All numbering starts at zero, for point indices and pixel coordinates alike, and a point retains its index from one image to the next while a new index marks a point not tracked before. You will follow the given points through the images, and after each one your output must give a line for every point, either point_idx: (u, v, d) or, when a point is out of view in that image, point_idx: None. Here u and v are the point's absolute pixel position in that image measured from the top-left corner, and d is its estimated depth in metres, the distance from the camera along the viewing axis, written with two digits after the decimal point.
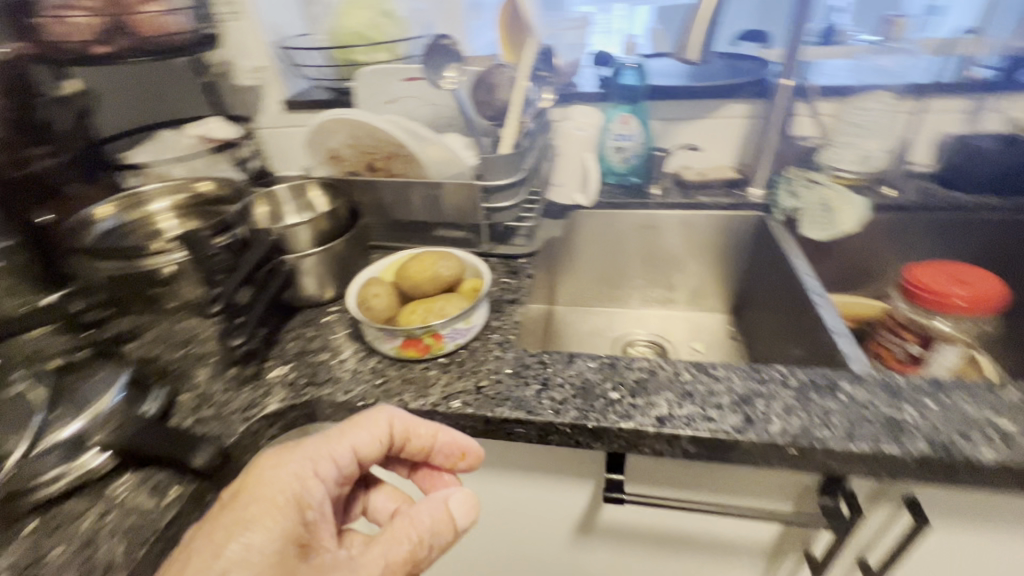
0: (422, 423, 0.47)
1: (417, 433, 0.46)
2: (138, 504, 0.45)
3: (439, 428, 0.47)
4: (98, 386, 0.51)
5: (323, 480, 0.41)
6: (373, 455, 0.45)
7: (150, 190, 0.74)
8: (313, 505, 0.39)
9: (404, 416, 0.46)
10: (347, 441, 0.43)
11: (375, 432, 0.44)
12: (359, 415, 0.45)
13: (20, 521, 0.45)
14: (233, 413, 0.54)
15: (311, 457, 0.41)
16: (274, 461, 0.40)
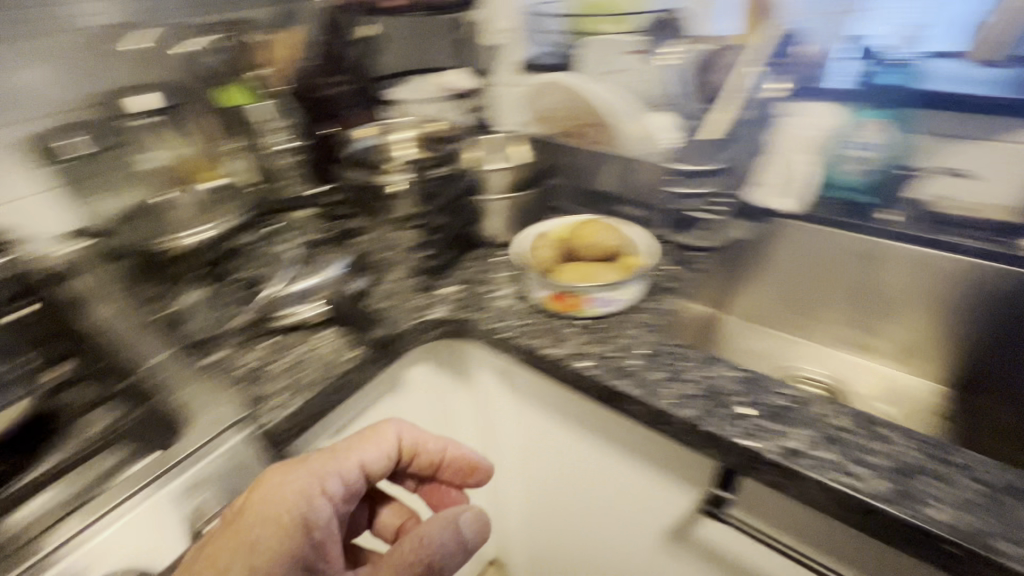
0: (431, 437, 0.52)
1: (427, 448, 0.51)
2: (330, 352, 0.60)
3: (446, 443, 0.53)
4: (326, 263, 0.69)
5: (330, 497, 0.42)
6: (382, 469, 0.47)
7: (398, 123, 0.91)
8: (320, 525, 0.40)
9: (412, 430, 0.50)
10: (356, 457, 0.45)
11: (385, 446, 0.47)
12: (369, 430, 0.47)
13: (263, 336, 0.63)
14: (407, 311, 0.66)
15: (318, 474, 0.42)
16: (279, 480, 0.41)
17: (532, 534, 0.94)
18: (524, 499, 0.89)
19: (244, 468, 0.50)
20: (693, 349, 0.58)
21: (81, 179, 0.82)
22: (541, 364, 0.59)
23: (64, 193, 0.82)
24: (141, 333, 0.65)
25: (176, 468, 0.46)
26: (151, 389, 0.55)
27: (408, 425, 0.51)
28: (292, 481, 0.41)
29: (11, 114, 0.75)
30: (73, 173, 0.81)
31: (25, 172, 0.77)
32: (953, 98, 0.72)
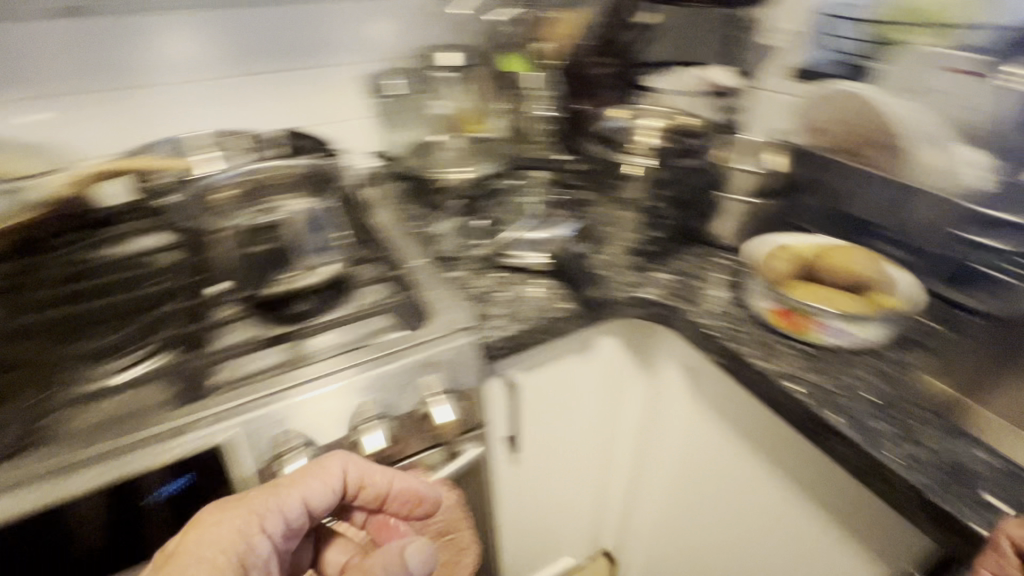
0: (378, 469, 0.50)
1: (373, 482, 0.50)
2: (547, 299, 0.67)
3: (393, 475, 0.52)
4: (559, 223, 0.76)
5: (270, 536, 0.42)
6: (326, 503, 0.47)
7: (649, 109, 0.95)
8: (258, 563, 0.41)
9: (358, 463, 0.50)
10: (298, 493, 0.45)
11: (328, 481, 0.47)
12: (311, 466, 0.47)
13: (494, 269, 0.73)
14: (620, 283, 0.69)
15: (257, 513, 0.42)
16: (213, 518, 0.41)
17: (658, 541, 0.93)
18: (662, 505, 0.88)
19: (464, 367, 0.59)
20: (937, 418, 0.50)
21: (388, 112, 1.02)
22: (745, 373, 0.57)
23: (375, 121, 1.04)
24: (405, 238, 0.78)
25: (421, 347, 0.57)
26: (411, 281, 0.68)
27: (356, 459, 0.50)
28: (227, 519, 0.41)
29: (362, 55, 0.98)
30: (385, 107, 1.02)
31: (357, 101, 1.00)
32: None
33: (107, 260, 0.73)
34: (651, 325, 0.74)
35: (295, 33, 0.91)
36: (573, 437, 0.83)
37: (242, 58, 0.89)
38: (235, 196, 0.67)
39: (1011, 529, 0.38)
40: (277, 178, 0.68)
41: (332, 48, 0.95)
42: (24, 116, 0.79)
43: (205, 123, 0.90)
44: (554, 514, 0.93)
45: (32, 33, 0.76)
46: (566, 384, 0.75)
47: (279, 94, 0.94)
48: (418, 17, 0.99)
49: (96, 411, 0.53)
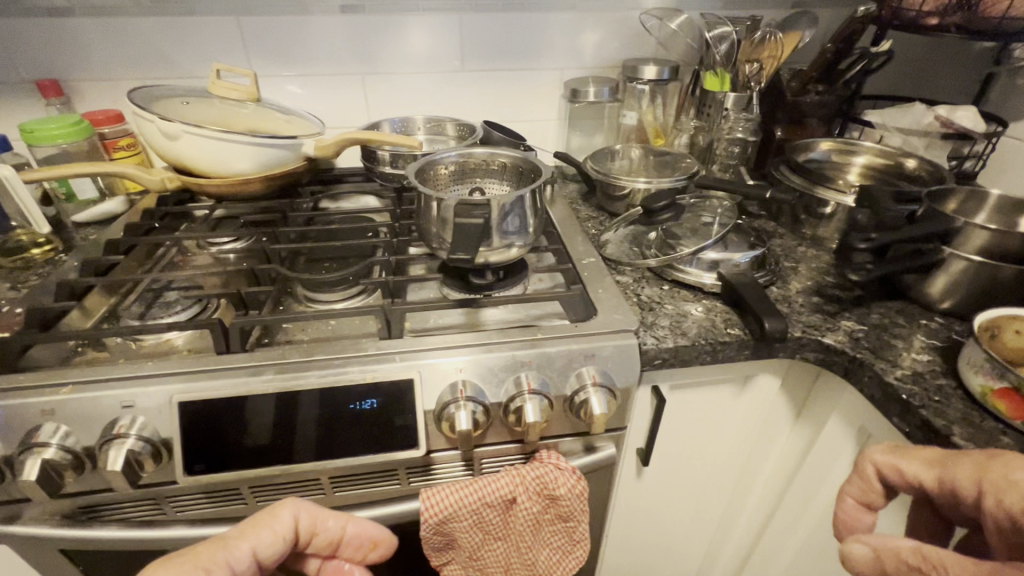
0: (330, 515, 0.54)
1: (322, 527, 0.53)
2: (714, 321, 0.66)
3: (345, 521, 0.55)
4: (738, 246, 0.74)
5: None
6: (276, 551, 0.49)
7: (865, 146, 0.88)
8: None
9: (308, 509, 0.52)
10: (248, 545, 0.47)
11: (281, 529, 0.49)
12: (260, 516, 0.49)
13: (662, 281, 0.74)
14: (799, 321, 0.64)
15: (205, 565, 0.44)
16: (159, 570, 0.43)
17: None
18: (790, 573, 0.80)
19: (624, 365, 0.61)
20: None
21: (579, 117, 1.08)
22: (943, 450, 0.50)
23: (564, 124, 1.10)
24: (578, 235, 0.82)
25: (586, 338, 0.61)
26: (582, 276, 0.71)
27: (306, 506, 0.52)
28: (179, 568, 0.43)
29: (568, 62, 1.04)
30: (577, 112, 1.08)
31: (553, 104, 1.08)
32: None
33: (336, 211, 0.89)
34: (822, 371, 0.68)
35: (517, 38, 1.01)
36: (704, 469, 0.79)
37: (468, 56, 1.01)
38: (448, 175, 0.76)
39: (875, 455, 0.46)
40: (485, 164, 0.77)
41: (545, 55, 1.03)
42: (301, 87, 0.99)
43: (426, 109, 1.05)
44: (662, 544, 0.90)
45: (322, 23, 0.94)
46: (712, 412, 0.73)
47: (489, 90, 1.05)
48: (629, 31, 1.03)
49: (322, 327, 0.66)
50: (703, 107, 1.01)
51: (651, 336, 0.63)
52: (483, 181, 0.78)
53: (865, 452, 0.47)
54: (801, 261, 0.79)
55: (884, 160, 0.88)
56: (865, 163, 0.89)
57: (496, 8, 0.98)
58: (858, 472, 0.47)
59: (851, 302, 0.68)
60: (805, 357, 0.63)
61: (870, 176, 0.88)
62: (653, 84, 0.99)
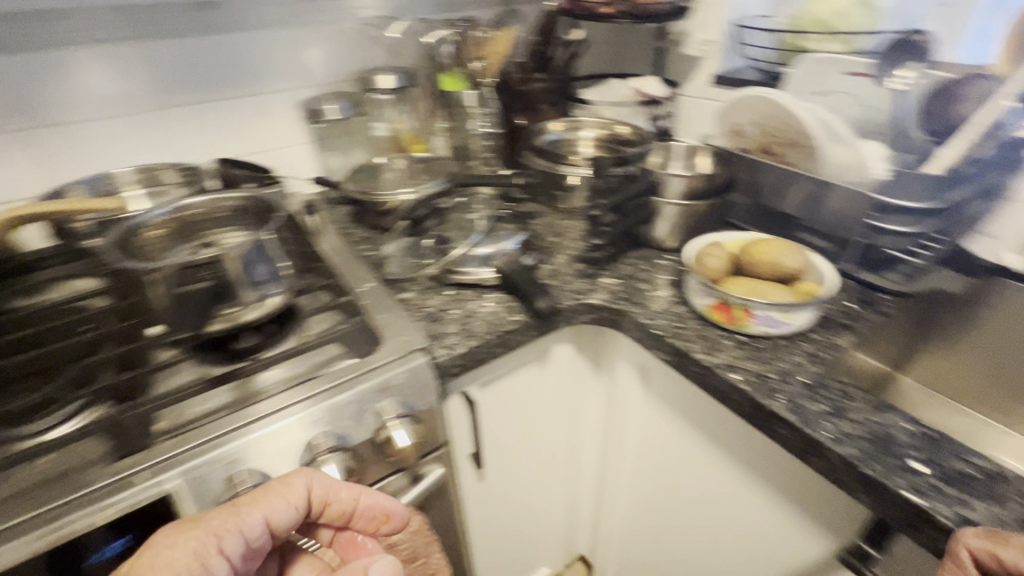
0: (343, 486, 0.50)
1: (337, 498, 0.50)
2: (498, 312, 0.67)
3: (360, 491, 0.51)
4: (506, 234, 0.76)
5: (229, 556, 0.42)
6: (286, 524, 0.46)
7: (587, 122, 1.01)
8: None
9: (323, 479, 0.49)
10: (260, 513, 0.45)
11: (293, 500, 0.46)
12: (272, 485, 0.46)
13: (446, 287, 0.73)
14: (569, 291, 0.70)
15: (218, 532, 0.42)
16: (173, 538, 0.41)
17: (630, 542, 0.94)
18: (630, 503, 0.89)
19: (420, 386, 0.59)
20: (862, 393, 0.53)
21: (329, 136, 1.02)
22: (690, 366, 0.59)
23: (316, 146, 1.03)
24: (353, 262, 0.77)
25: (371, 372, 0.57)
26: (363, 306, 0.67)
27: (321, 477, 0.49)
28: (188, 538, 0.41)
29: (298, 81, 0.97)
30: (323, 131, 1.01)
31: (296, 126, 0.99)
32: None
33: (30, 310, 0.68)
34: (600, 329, 0.76)
35: (227, 61, 0.89)
36: (539, 443, 0.83)
37: (168, 89, 0.86)
38: (168, 235, 0.65)
39: (968, 540, 0.37)
40: (212, 212, 0.67)
41: (267, 77, 0.94)
42: None
43: (135, 157, 0.87)
44: (527, 520, 0.93)
45: None
46: (525, 394, 0.76)
47: (213, 124, 0.92)
48: (356, 42, 1.00)
49: (27, 473, 0.49)
50: (449, 107, 1.03)
51: (440, 347, 0.62)
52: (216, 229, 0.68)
53: (959, 535, 0.38)
54: (564, 234, 0.87)
55: (604, 131, 1.01)
56: (592, 136, 1.01)
57: (192, 33, 0.85)
58: (947, 558, 0.38)
59: (606, 260, 0.77)
60: (582, 321, 0.70)
61: (599, 146, 1.00)
62: (393, 91, 0.97)
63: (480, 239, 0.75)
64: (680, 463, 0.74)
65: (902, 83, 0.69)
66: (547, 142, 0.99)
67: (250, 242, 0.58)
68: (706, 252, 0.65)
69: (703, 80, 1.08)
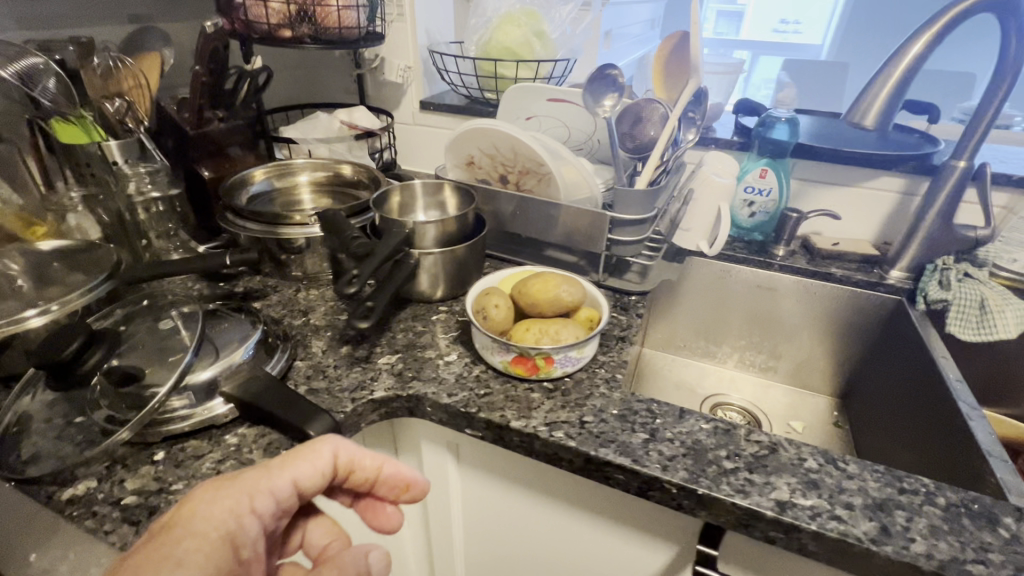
0: (368, 453, 0.43)
1: (361, 466, 0.43)
2: (251, 459, 0.47)
3: (382, 459, 0.45)
4: (231, 340, 0.55)
5: (262, 516, 0.37)
6: (315, 489, 0.40)
7: (298, 164, 0.83)
8: (248, 545, 0.35)
9: (348, 445, 0.43)
10: (288, 475, 0.39)
11: (320, 466, 0.40)
12: (304, 444, 0.40)
13: (151, 448, 0.48)
14: (343, 392, 0.55)
15: (250, 491, 0.36)
16: (209, 496, 0.35)
17: None
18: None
19: None
20: (661, 404, 0.55)
21: None
22: (509, 437, 0.53)
23: None
24: None
25: None
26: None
27: (348, 443, 0.43)
28: (222, 497, 0.35)
29: None
30: None
31: None
32: (818, 151, 0.84)
33: None
34: (389, 420, 0.65)
35: None
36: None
37: None
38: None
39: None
40: None
41: None
42: None
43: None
44: None
45: None
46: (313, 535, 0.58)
47: None
48: None
49: None
50: (80, 168, 0.71)
51: None
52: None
53: None
54: (311, 311, 0.69)
55: (324, 172, 0.85)
56: (310, 181, 0.84)
57: None
58: None
59: (374, 333, 0.64)
60: (371, 421, 0.56)
61: (321, 190, 0.84)
62: None
63: (192, 360, 0.52)
64: (512, 520, 0.67)
65: (608, 113, 0.71)
66: (255, 196, 0.78)
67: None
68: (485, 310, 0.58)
69: (411, 107, 1.08)
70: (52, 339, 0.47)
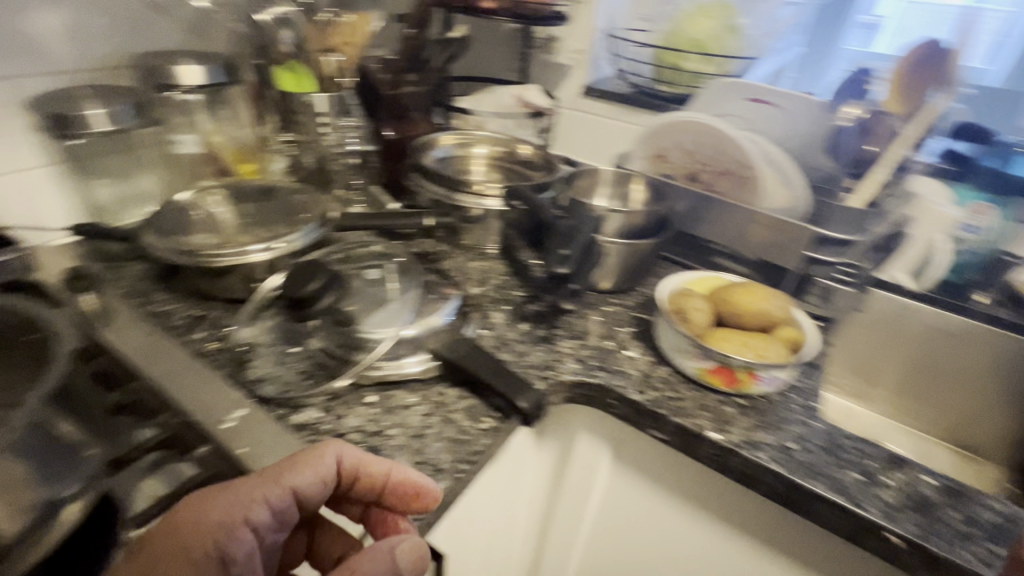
0: (373, 458, 0.39)
1: (367, 473, 0.39)
2: (457, 419, 0.49)
3: (393, 464, 0.40)
4: (434, 301, 0.57)
5: (255, 528, 0.35)
6: (315, 498, 0.38)
7: (478, 136, 0.85)
8: (239, 560, 0.33)
9: (353, 449, 0.39)
10: (282, 482, 0.36)
11: (320, 473, 0.37)
12: (304, 449, 0.38)
13: (363, 390, 0.51)
14: (532, 368, 0.55)
15: (243, 503, 0.35)
16: (201, 506, 0.34)
17: None
18: None
19: None
20: (872, 446, 0.50)
21: (91, 155, 0.65)
22: (701, 447, 0.51)
23: (69, 170, 0.65)
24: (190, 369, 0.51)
25: None
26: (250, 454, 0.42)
27: (352, 448, 0.39)
28: (213, 509, 0.34)
29: (14, 63, 0.58)
30: (85, 148, 0.64)
31: (24, 140, 0.61)
32: None
33: None
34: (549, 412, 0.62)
35: None
36: None
37: None
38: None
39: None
40: None
41: None
42: None
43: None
44: None
45: None
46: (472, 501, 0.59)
47: None
48: (125, 11, 0.65)
49: None
50: (288, 114, 0.77)
51: None
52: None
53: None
54: (484, 282, 0.71)
55: (500, 147, 0.86)
56: (485, 153, 0.85)
57: None
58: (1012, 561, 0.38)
59: (553, 314, 0.64)
60: (552, 402, 0.56)
61: (493, 165, 0.85)
62: (202, 90, 0.67)
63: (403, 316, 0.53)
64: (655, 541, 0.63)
65: (841, 121, 0.69)
66: (437, 161, 0.79)
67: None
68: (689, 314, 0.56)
69: (573, 90, 1.04)
70: (294, 279, 0.52)
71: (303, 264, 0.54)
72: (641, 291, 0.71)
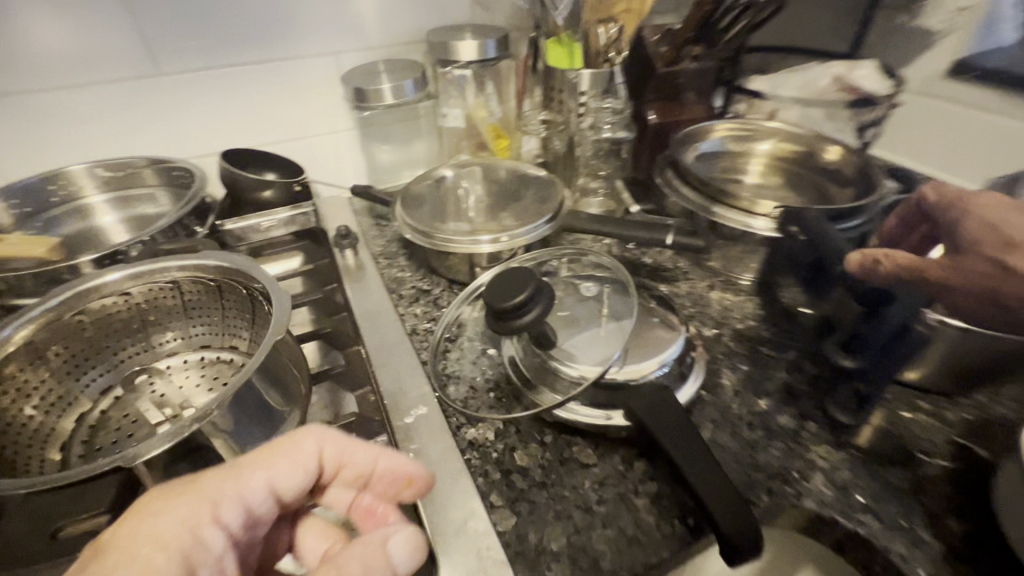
0: (359, 446, 0.36)
1: (352, 460, 0.35)
2: (638, 507, 0.39)
3: (380, 451, 0.37)
4: (650, 343, 0.46)
5: (224, 527, 0.30)
6: (296, 492, 0.34)
7: (768, 127, 0.66)
8: (207, 562, 0.29)
9: (337, 437, 0.36)
10: (261, 475, 0.32)
11: (299, 462, 0.33)
12: (279, 438, 0.34)
13: (542, 427, 0.45)
14: (759, 471, 0.41)
15: (212, 499, 0.30)
16: (157, 504, 0.29)
17: None
18: None
19: None
20: None
21: (383, 122, 0.74)
22: None
23: None
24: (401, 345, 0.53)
25: None
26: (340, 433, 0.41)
27: (336, 434, 0.36)
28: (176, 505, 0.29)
29: (341, 41, 0.68)
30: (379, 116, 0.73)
31: (339, 107, 0.72)
32: None
33: None
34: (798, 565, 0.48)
35: (240, 9, 0.62)
36: None
37: (159, 54, 0.60)
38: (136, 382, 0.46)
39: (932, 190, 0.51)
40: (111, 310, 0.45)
41: (299, 34, 0.66)
42: None
43: (122, 152, 0.64)
44: None
45: None
46: None
47: (222, 104, 0.66)
48: None
49: None
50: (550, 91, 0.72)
51: None
52: (173, 334, 0.48)
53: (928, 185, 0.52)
54: (724, 322, 0.56)
55: (792, 145, 0.66)
56: (769, 151, 0.67)
57: None
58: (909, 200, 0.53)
59: (811, 399, 0.46)
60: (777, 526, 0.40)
61: (775, 169, 0.66)
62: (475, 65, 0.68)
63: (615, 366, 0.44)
64: None
65: None
66: (702, 157, 0.65)
67: (228, 405, 0.34)
68: (981, 313, 0.41)
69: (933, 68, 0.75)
70: (503, 286, 0.46)
71: (518, 269, 0.48)
72: (981, 400, 0.46)
